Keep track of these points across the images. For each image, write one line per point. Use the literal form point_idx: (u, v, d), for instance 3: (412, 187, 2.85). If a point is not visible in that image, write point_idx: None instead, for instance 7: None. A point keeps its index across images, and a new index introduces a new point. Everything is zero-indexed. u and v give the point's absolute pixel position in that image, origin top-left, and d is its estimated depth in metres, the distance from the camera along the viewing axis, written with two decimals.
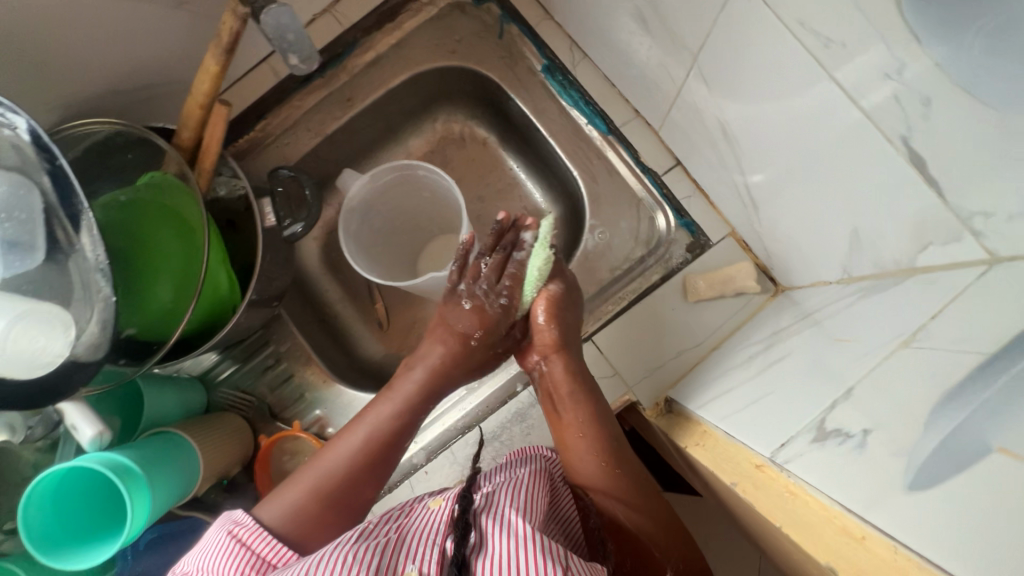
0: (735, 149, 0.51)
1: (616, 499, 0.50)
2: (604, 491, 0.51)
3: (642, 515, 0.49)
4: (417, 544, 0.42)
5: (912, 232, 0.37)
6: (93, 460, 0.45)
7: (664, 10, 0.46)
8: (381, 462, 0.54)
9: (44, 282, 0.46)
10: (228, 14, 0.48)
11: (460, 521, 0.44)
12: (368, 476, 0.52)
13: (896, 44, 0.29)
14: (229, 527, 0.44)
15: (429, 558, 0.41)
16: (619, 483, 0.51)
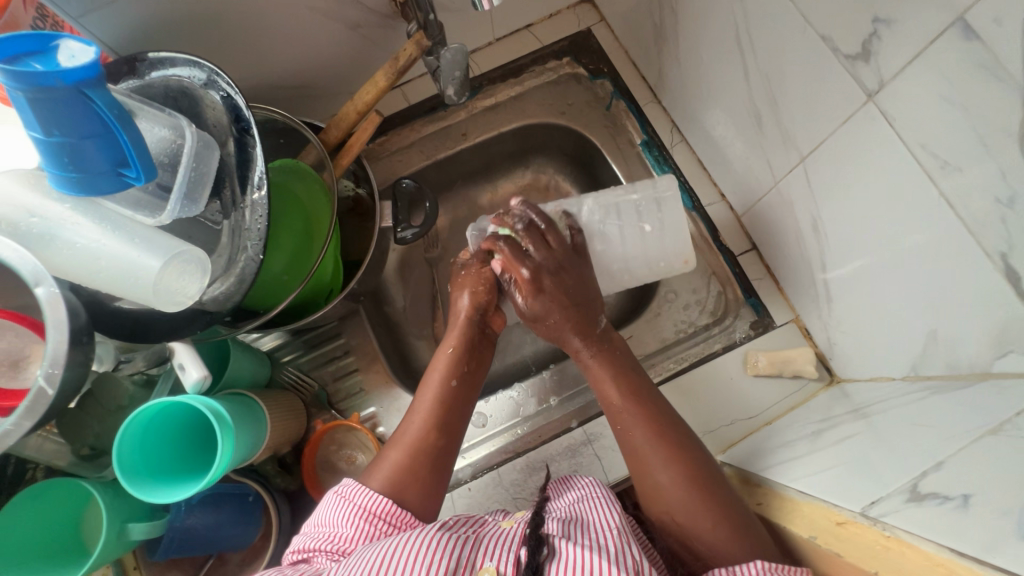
0: (823, 242, 0.57)
1: (670, 492, 0.50)
2: (650, 482, 0.52)
3: (688, 498, 0.49)
4: (495, 548, 0.44)
5: (994, 339, 0.41)
6: (202, 403, 0.48)
7: (783, 114, 0.54)
8: (433, 428, 0.56)
9: (201, 233, 0.53)
10: (412, 44, 0.58)
11: (530, 532, 0.44)
12: (424, 442, 0.55)
13: (1013, 176, 0.35)
14: (338, 488, 0.52)
15: (507, 558, 0.42)
16: (658, 465, 0.51)
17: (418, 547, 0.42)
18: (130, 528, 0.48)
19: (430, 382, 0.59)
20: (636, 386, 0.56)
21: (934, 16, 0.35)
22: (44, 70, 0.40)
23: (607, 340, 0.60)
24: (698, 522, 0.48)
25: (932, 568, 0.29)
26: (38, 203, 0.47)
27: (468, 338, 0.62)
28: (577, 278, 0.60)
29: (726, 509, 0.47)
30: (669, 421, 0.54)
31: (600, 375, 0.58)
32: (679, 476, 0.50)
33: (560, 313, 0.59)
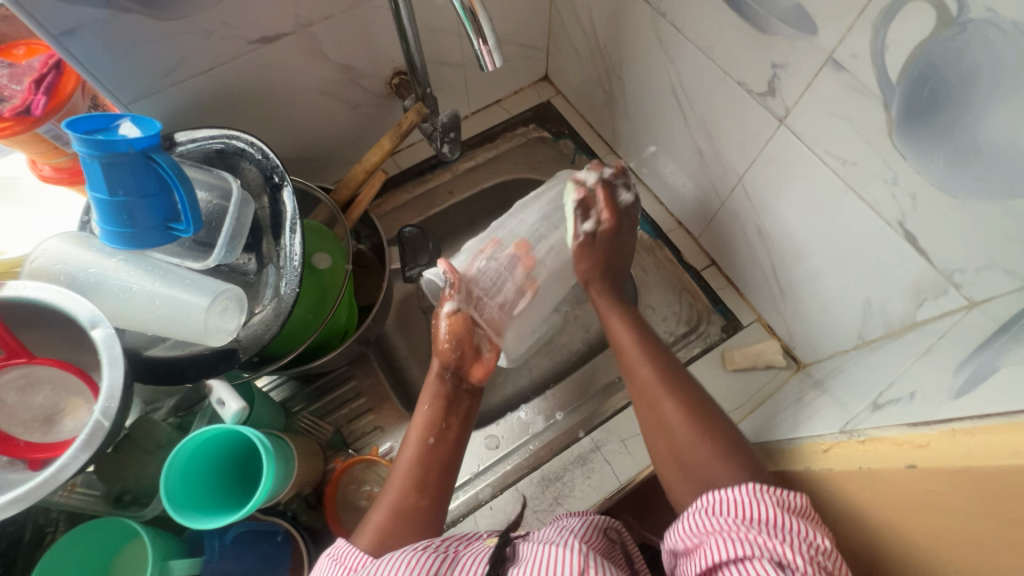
0: (768, 245, 0.68)
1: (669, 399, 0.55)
2: (656, 409, 0.55)
3: (685, 421, 0.53)
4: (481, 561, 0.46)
5: (910, 293, 0.52)
6: (259, 436, 0.52)
7: (720, 146, 0.67)
8: (412, 486, 0.55)
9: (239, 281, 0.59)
10: (413, 113, 0.69)
11: (499, 550, 0.44)
12: (402, 502, 0.54)
13: (892, 161, 0.47)
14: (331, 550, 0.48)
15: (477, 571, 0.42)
16: (668, 403, 0.55)
17: None
18: (171, 564, 0.49)
19: (409, 442, 0.59)
20: (650, 348, 0.61)
21: (812, 60, 0.49)
22: (118, 139, 0.48)
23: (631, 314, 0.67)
24: (697, 445, 0.51)
25: (899, 447, 0.36)
26: (92, 259, 0.52)
27: (442, 395, 0.62)
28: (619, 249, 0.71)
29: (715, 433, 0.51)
30: (679, 372, 0.58)
31: (627, 347, 0.62)
32: (680, 401, 0.55)
33: (608, 259, 0.70)
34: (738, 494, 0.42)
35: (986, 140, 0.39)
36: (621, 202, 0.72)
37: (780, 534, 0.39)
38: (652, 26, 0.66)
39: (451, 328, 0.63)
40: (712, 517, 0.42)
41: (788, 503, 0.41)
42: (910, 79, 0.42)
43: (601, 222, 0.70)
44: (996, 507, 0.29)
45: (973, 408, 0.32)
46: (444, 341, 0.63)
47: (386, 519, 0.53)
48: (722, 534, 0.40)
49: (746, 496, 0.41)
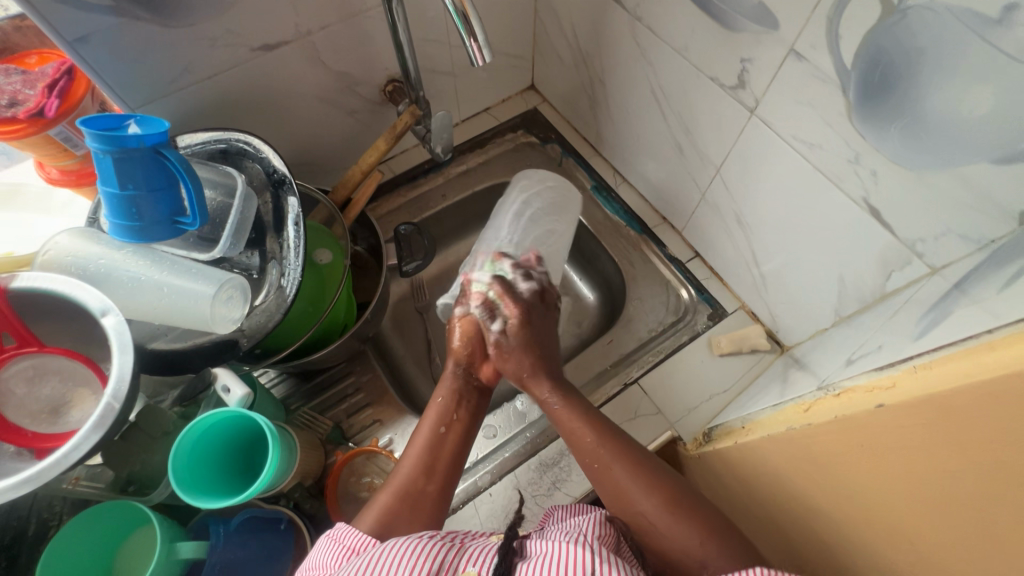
0: (747, 232, 0.72)
1: (649, 522, 0.51)
2: (631, 507, 0.53)
3: (667, 516, 0.50)
4: (478, 554, 0.45)
5: (879, 266, 0.56)
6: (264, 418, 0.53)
7: (698, 140, 0.71)
8: (421, 471, 0.56)
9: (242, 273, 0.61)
10: (407, 114, 0.73)
11: (506, 545, 0.46)
12: (411, 485, 0.54)
13: (853, 142, 0.51)
14: (330, 533, 0.49)
15: (488, 564, 0.44)
16: (639, 485, 0.53)
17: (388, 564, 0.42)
18: (178, 546, 0.50)
19: (419, 433, 0.60)
20: (601, 418, 0.60)
21: (775, 53, 0.53)
22: (129, 135, 0.50)
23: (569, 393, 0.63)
24: (679, 539, 0.49)
25: (869, 391, 0.39)
26: (101, 251, 0.54)
27: (456, 388, 0.66)
28: (543, 323, 0.69)
29: (705, 521, 0.50)
30: (643, 455, 0.56)
31: (561, 411, 0.61)
32: (662, 497, 0.52)
33: (526, 356, 0.66)
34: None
35: (933, 114, 0.43)
36: (522, 293, 0.69)
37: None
38: (629, 30, 0.71)
39: (461, 335, 0.68)
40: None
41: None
42: (862, 63, 0.46)
43: (508, 330, 0.67)
44: (956, 429, 0.32)
45: (931, 346, 0.35)
46: (457, 339, 0.69)
47: (392, 502, 0.53)
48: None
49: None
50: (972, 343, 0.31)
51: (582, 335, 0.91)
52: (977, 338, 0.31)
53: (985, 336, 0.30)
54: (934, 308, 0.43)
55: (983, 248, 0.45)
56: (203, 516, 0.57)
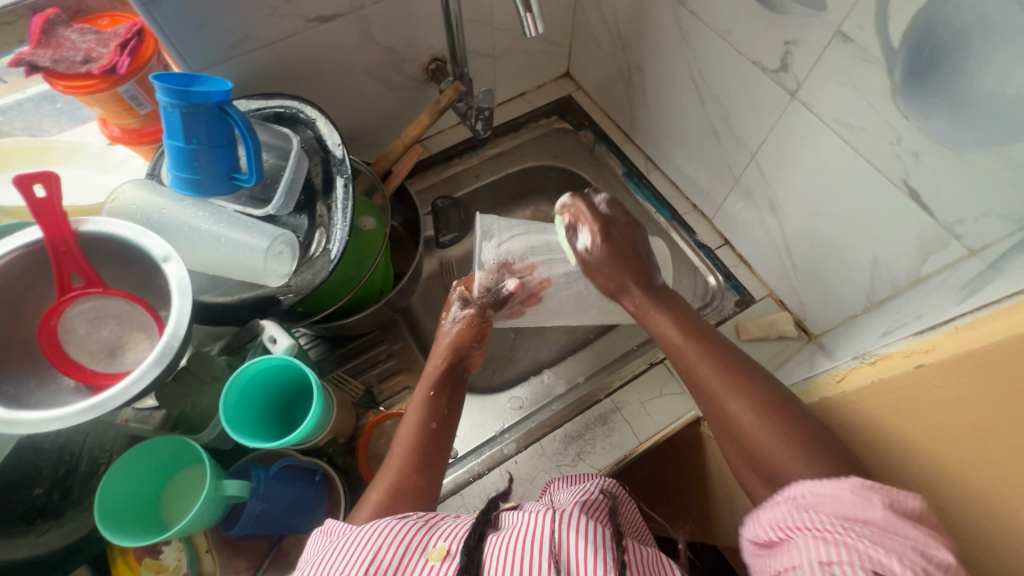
0: (780, 218, 0.73)
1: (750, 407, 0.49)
2: (724, 410, 0.50)
3: (760, 421, 0.48)
4: (450, 532, 0.45)
5: (915, 249, 0.56)
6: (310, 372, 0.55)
7: (734, 125, 0.72)
8: (415, 467, 0.56)
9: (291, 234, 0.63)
10: (450, 91, 0.75)
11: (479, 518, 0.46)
12: (403, 481, 0.54)
13: (897, 122, 0.51)
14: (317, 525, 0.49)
15: (458, 538, 0.44)
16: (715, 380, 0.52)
17: (374, 535, 0.44)
18: (224, 483, 0.52)
19: (409, 427, 0.59)
20: (683, 319, 0.60)
21: (821, 34, 0.54)
22: (198, 92, 0.53)
23: (663, 294, 0.64)
24: (777, 446, 0.46)
25: (907, 355, 0.39)
26: (163, 202, 0.57)
27: (446, 381, 0.63)
28: (628, 238, 0.67)
29: (804, 434, 0.46)
30: (751, 369, 0.53)
31: (685, 350, 0.57)
32: (745, 394, 0.50)
33: (619, 266, 0.65)
34: (840, 488, 0.39)
35: (980, 92, 0.44)
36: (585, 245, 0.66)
37: (887, 541, 0.35)
38: (671, 14, 0.72)
39: (464, 327, 0.66)
40: (806, 513, 0.38)
41: (903, 505, 0.37)
42: (910, 43, 0.47)
43: (593, 248, 0.66)
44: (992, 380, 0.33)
45: (975, 310, 0.35)
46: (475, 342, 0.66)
47: (383, 498, 0.53)
48: (808, 528, 0.37)
49: (854, 493, 0.38)
50: (1016, 299, 0.32)
51: None
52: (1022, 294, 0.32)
53: None
54: (979, 282, 0.44)
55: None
56: (244, 462, 0.59)
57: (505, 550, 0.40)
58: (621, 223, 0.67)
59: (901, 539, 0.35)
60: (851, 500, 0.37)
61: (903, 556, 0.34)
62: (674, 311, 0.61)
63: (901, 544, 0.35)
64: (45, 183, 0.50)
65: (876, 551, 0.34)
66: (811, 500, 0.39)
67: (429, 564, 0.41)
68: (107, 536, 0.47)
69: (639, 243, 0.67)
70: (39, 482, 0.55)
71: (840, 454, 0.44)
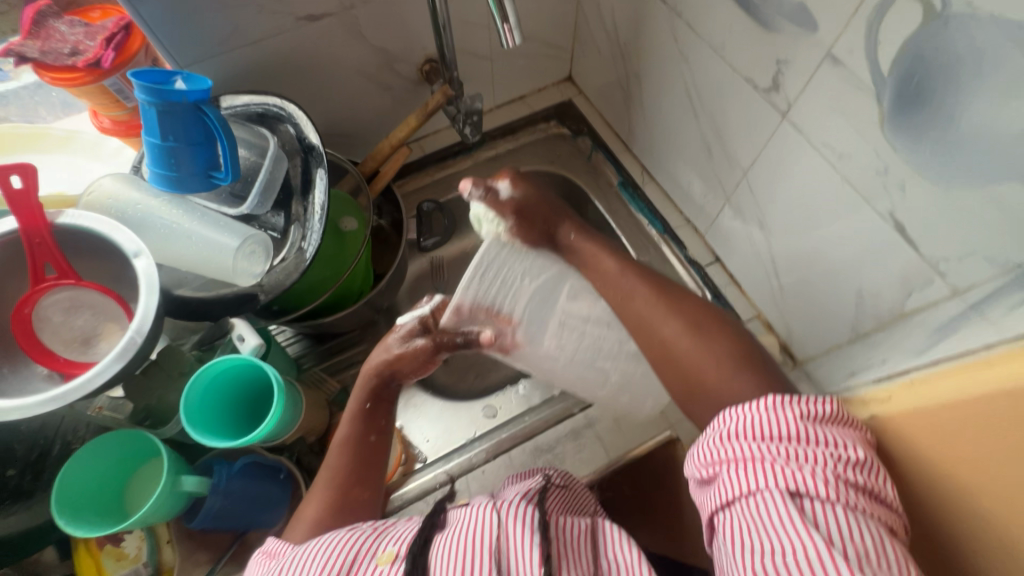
0: (769, 240, 0.71)
1: (687, 333, 0.54)
2: (659, 337, 0.56)
3: (694, 343, 0.53)
4: (401, 534, 0.46)
5: (900, 283, 0.54)
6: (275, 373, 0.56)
7: (727, 141, 0.70)
8: (354, 480, 0.56)
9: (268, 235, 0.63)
10: (439, 94, 0.74)
11: (429, 518, 0.46)
12: (345, 496, 0.55)
13: (884, 152, 0.49)
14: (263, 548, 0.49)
15: (406, 540, 0.44)
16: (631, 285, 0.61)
17: (324, 553, 0.44)
18: (181, 480, 0.53)
19: (342, 439, 0.58)
20: (619, 256, 0.64)
21: (812, 55, 0.52)
22: (174, 90, 0.53)
23: (586, 228, 0.67)
24: (708, 364, 0.51)
25: (864, 403, 0.38)
26: (139, 198, 0.58)
27: (377, 391, 0.62)
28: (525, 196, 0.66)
29: (735, 352, 0.51)
30: (681, 295, 0.59)
31: (606, 275, 0.63)
32: (690, 326, 0.55)
33: (533, 220, 0.65)
34: (750, 411, 0.40)
35: (967, 128, 0.42)
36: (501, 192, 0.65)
37: (804, 452, 0.37)
38: (668, 25, 0.70)
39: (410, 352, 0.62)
40: (731, 442, 0.40)
41: (814, 413, 0.38)
42: (899, 72, 0.45)
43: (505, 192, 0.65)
44: (936, 440, 0.32)
45: (931, 362, 0.34)
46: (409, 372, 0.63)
47: (325, 513, 0.54)
48: (731, 459, 0.39)
49: (763, 412, 0.39)
50: (968, 359, 0.30)
51: None
52: (974, 355, 0.30)
53: (982, 351, 0.29)
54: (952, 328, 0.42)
55: (1008, 273, 0.43)
56: (208, 458, 0.60)
57: (449, 551, 0.41)
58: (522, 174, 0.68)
59: (818, 448, 0.36)
60: (766, 421, 0.39)
61: (822, 465, 0.36)
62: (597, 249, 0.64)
63: (820, 453, 0.36)
64: (21, 174, 0.50)
65: (800, 471, 0.36)
66: (729, 427, 0.40)
67: (378, 569, 0.42)
68: (63, 525, 0.48)
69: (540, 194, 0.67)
70: (11, 465, 0.56)
71: (762, 370, 0.50)
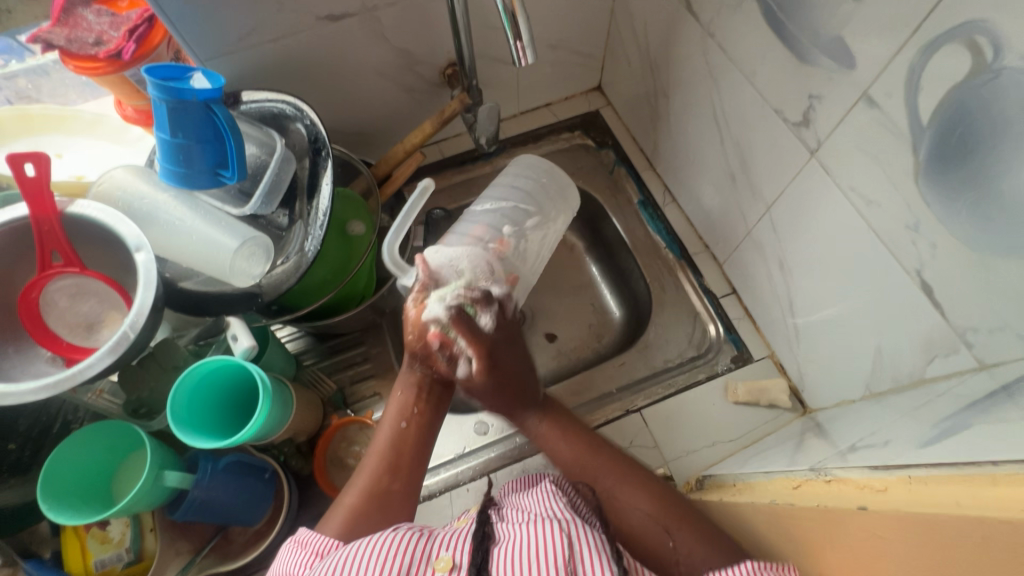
0: (788, 279, 0.67)
1: (642, 509, 0.55)
2: (619, 517, 0.55)
3: (654, 525, 0.54)
4: (450, 540, 0.48)
5: (921, 347, 0.50)
6: (264, 375, 0.55)
7: (752, 172, 0.66)
8: (387, 470, 0.57)
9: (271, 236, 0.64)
10: (456, 102, 0.73)
11: (477, 530, 0.49)
12: (379, 485, 0.56)
13: (915, 207, 0.45)
14: (301, 540, 0.51)
15: (462, 549, 0.47)
16: (559, 441, 0.60)
17: (377, 548, 0.46)
18: (165, 473, 0.54)
19: (382, 426, 0.61)
20: (567, 425, 0.61)
21: (847, 94, 0.48)
22: (185, 88, 0.54)
23: (550, 405, 0.63)
24: (666, 548, 0.52)
25: (859, 488, 0.35)
26: (147, 191, 0.59)
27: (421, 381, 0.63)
28: (511, 356, 0.61)
29: (690, 524, 0.53)
30: (621, 456, 0.59)
31: (540, 430, 0.61)
32: (645, 488, 0.56)
33: (502, 397, 0.61)
34: (732, 574, 0.43)
35: (1009, 194, 0.37)
36: (484, 332, 0.59)
37: None
38: (700, 45, 0.67)
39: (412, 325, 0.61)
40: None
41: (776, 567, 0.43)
42: (939, 124, 0.41)
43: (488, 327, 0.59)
44: (929, 549, 0.28)
45: (934, 459, 0.31)
46: (409, 333, 0.61)
47: (359, 503, 0.55)
48: None
49: (743, 574, 0.42)
50: (973, 468, 0.27)
51: (601, 350, 0.88)
52: (979, 466, 0.27)
53: (989, 465, 0.26)
54: (968, 412, 0.38)
55: None
56: (196, 451, 0.61)
57: (507, 564, 0.44)
58: (510, 342, 0.62)
59: None
60: None
61: None
62: (564, 431, 0.60)
63: None
64: (35, 162, 0.51)
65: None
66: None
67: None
68: (45, 512, 0.49)
69: (519, 347, 0.62)
70: (12, 439, 0.59)
71: (711, 533, 0.52)
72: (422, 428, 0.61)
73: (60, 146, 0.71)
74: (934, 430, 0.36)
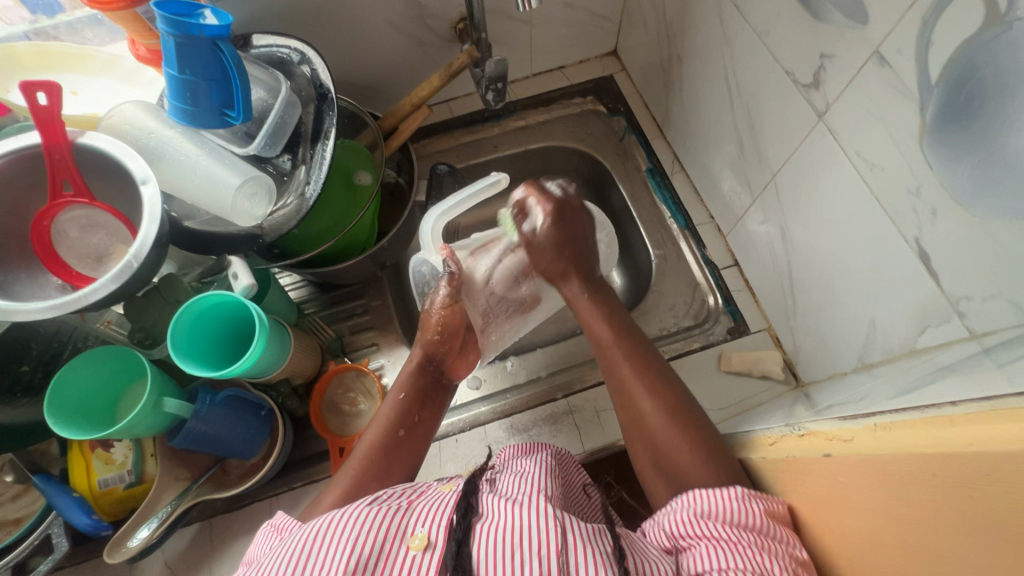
0: (789, 250, 0.66)
1: (649, 403, 0.53)
2: (632, 409, 0.54)
3: (668, 420, 0.52)
4: (427, 514, 0.44)
5: (915, 317, 0.49)
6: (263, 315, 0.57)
7: (759, 136, 0.65)
8: (374, 473, 0.54)
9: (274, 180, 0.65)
10: (464, 56, 0.73)
11: (459, 502, 0.45)
12: (364, 489, 0.53)
13: (918, 170, 0.44)
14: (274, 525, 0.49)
15: (438, 525, 0.43)
16: (641, 389, 0.55)
17: (347, 524, 0.42)
18: (164, 401, 0.56)
19: (373, 430, 0.58)
20: (609, 307, 0.63)
21: (858, 51, 0.47)
22: (193, 23, 0.54)
23: (598, 286, 0.65)
24: (677, 449, 0.50)
25: (826, 438, 0.35)
26: (155, 127, 0.60)
27: (418, 387, 0.61)
28: (578, 219, 0.65)
29: (698, 434, 0.50)
30: (654, 361, 0.57)
31: (628, 382, 0.56)
32: (656, 398, 0.54)
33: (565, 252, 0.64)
34: (721, 496, 0.43)
35: (1013, 153, 0.36)
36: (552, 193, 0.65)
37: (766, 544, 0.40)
38: (716, 4, 0.65)
39: (443, 311, 0.61)
40: (702, 521, 0.43)
41: (773, 509, 0.42)
42: (949, 79, 0.39)
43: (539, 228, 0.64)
44: (894, 494, 0.29)
45: (899, 409, 0.31)
46: (437, 332, 0.61)
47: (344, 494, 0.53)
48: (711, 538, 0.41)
49: (734, 502, 0.42)
50: (932, 412, 0.28)
51: None
52: (939, 408, 0.27)
53: (951, 408, 0.27)
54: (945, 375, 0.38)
55: None
56: (196, 385, 0.63)
57: (488, 551, 0.40)
58: (575, 209, 0.65)
59: (777, 545, 0.40)
60: (731, 508, 0.42)
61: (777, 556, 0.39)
62: (615, 334, 0.60)
63: (776, 547, 0.40)
64: (46, 91, 0.52)
65: (761, 557, 0.39)
66: (699, 506, 0.43)
67: (409, 555, 0.41)
68: (50, 425, 0.52)
69: (588, 222, 0.66)
70: (25, 361, 0.60)
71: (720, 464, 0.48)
72: (420, 435, 0.59)
73: (75, 85, 0.72)
74: (913, 390, 0.35)
